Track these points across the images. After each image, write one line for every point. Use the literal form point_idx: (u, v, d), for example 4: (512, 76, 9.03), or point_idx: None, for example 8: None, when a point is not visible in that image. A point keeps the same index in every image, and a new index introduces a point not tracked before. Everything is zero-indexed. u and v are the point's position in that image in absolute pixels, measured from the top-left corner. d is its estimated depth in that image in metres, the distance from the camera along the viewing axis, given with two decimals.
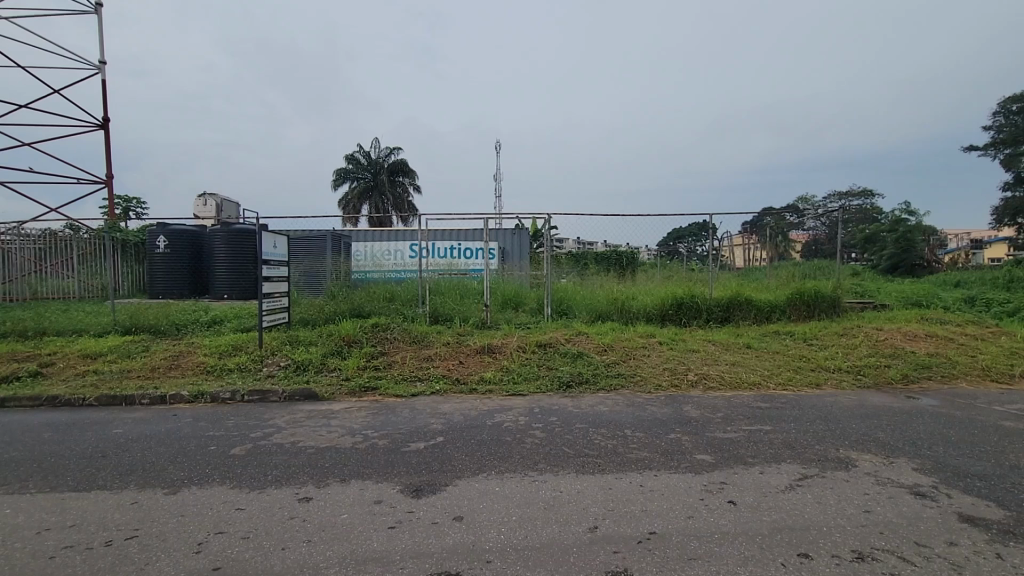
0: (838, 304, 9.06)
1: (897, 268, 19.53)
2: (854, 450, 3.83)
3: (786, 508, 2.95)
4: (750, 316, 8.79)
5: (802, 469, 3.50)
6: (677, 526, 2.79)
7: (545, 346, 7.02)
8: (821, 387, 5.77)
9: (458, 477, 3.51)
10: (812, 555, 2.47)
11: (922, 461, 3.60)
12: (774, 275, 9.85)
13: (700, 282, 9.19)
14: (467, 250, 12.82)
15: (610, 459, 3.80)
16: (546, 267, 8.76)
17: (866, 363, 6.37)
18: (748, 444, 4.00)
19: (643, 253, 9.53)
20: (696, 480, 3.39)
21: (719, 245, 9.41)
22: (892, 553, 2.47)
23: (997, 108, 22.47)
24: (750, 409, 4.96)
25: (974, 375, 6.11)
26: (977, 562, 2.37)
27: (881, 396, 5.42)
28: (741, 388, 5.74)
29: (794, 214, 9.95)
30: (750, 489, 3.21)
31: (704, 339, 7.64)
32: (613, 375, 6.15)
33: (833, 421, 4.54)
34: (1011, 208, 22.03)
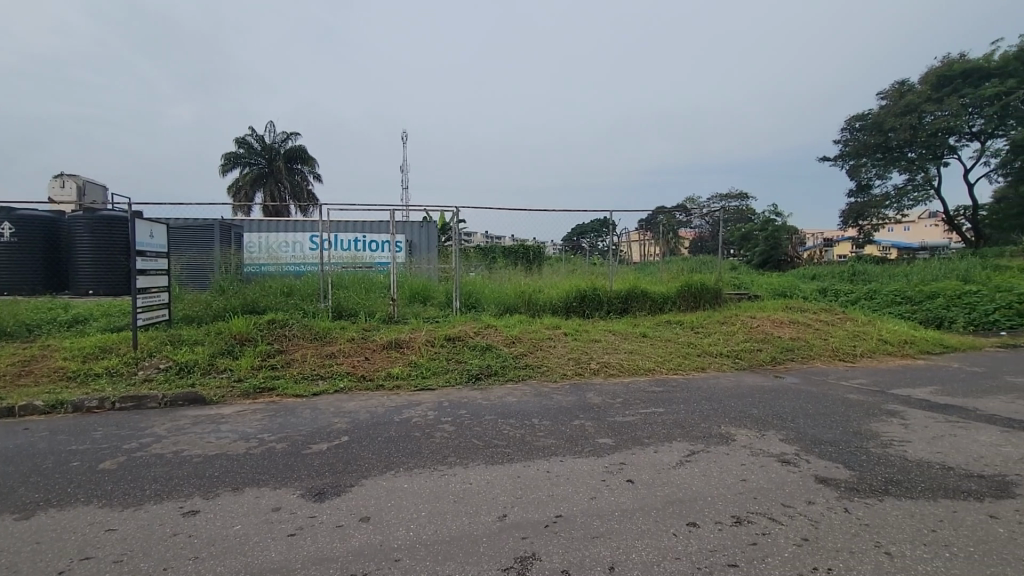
0: (720, 295, 10.01)
1: (767, 263, 22.10)
2: (733, 426, 4.28)
3: (677, 482, 3.23)
4: (646, 307, 9.43)
5: (690, 446, 3.84)
6: (582, 507, 2.95)
7: (454, 339, 7.00)
8: (706, 370, 6.38)
9: (364, 477, 3.41)
10: (699, 524, 2.73)
11: (787, 432, 4.11)
12: (666, 268, 10.66)
13: (601, 277, 9.68)
14: (373, 243, 12.48)
15: (518, 448, 3.89)
16: (455, 260, 8.71)
17: (743, 348, 7.13)
18: (644, 426, 4.31)
19: (549, 247, 10.07)
20: (598, 462, 3.59)
21: (618, 242, 9.98)
22: (763, 515, 2.80)
23: (844, 125, 25.98)
24: (645, 394, 5.34)
25: (826, 355, 7.08)
26: (828, 517, 2.76)
27: (754, 376, 6.12)
28: (638, 373, 6.19)
29: (683, 213, 10.90)
30: (646, 467, 3.47)
31: (605, 330, 8.07)
32: (521, 366, 6.29)
33: (716, 401, 5.03)
34: (855, 212, 25.69)
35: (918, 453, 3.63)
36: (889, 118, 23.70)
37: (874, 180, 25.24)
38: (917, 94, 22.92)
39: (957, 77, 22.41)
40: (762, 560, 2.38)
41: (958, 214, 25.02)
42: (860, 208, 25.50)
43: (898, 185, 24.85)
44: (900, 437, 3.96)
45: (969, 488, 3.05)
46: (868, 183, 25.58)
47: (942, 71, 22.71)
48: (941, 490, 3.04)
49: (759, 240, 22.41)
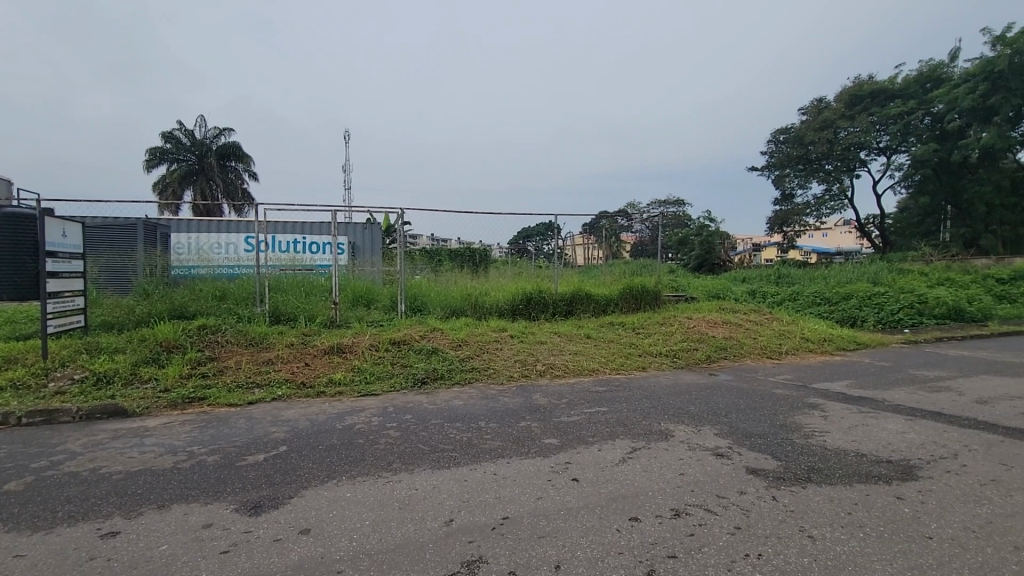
0: (659, 297, 10.40)
1: (702, 266, 23.29)
2: (671, 422, 4.47)
3: (619, 479, 3.33)
4: (590, 309, 9.66)
5: (632, 443, 3.98)
6: (528, 508, 2.98)
7: (399, 343, 6.89)
8: (646, 369, 6.62)
9: (304, 487, 3.29)
10: (641, 518, 2.83)
11: (721, 427, 4.34)
12: (609, 271, 10.98)
13: (546, 279, 9.83)
14: (313, 245, 12.12)
15: (464, 451, 3.89)
16: (399, 262, 8.56)
17: (681, 347, 7.45)
18: (588, 425, 4.42)
19: (495, 250, 10.10)
20: (544, 463, 3.64)
21: (563, 245, 10.18)
22: (700, 506, 2.95)
23: (770, 137, 27.80)
24: (589, 393, 5.48)
25: (756, 353, 7.54)
26: (759, 505, 2.94)
27: (691, 374, 6.43)
28: (583, 373, 6.34)
29: (624, 218, 11.28)
30: (591, 465, 3.55)
31: (551, 332, 8.20)
32: (467, 369, 6.27)
33: (656, 399, 5.24)
34: (780, 219, 27.52)
35: (835, 442, 3.93)
36: (808, 132, 25.57)
37: (796, 189, 27.27)
38: (832, 111, 24.85)
39: (866, 97, 24.52)
40: (699, 550, 2.50)
41: (868, 222, 27.36)
42: (784, 216, 27.35)
43: (817, 195, 26.86)
44: (820, 428, 4.28)
45: (879, 473, 3.35)
46: (791, 193, 27.49)
47: (854, 91, 24.76)
48: (856, 476, 3.31)
49: (695, 244, 23.54)
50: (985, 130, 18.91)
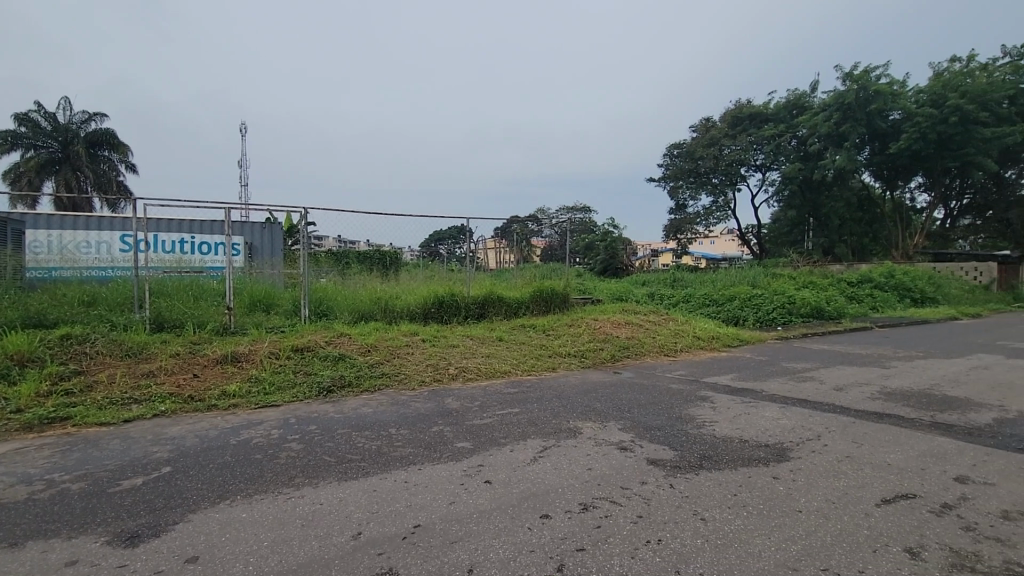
0: (567, 299, 10.79)
1: (606, 270, 24.54)
2: (579, 420, 4.65)
3: (531, 478, 3.41)
4: (502, 312, 9.77)
5: (543, 442, 4.09)
6: (440, 514, 2.95)
7: (302, 349, 6.52)
8: (556, 369, 6.84)
9: (192, 511, 3.00)
10: (551, 515, 2.91)
11: (624, 421, 4.60)
12: (520, 274, 11.18)
13: (459, 282, 9.83)
14: (204, 245, 11.09)
15: (374, 460, 3.77)
16: (302, 265, 8.11)
17: (588, 348, 7.79)
18: (500, 427, 4.47)
19: (406, 253, 9.90)
20: (456, 467, 3.63)
21: (475, 248, 10.25)
22: (607, 499, 3.10)
23: (666, 151, 30.03)
24: (501, 395, 5.56)
25: (655, 351, 8.09)
26: (659, 493, 3.16)
27: (597, 373, 6.75)
28: (495, 376, 6.40)
29: (534, 223, 11.68)
30: (503, 467, 3.60)
31: (463, 335, 8.21)
32: (377, 375, 6.08)
33: (565, 398, 5.43)
34: (674, 227, 29.79)
35: (723, 431, 4.32)
36: (698, 148, 27.99)
37: (688, 200, 29.68)
38: (718, 130, 27.37)
39: (746, 118, 27.30)
40: (605, 540, 2.63)
41: (748, 231, 30.40)
42: (678, 224, 29.66)
43: (706, 206, 29.41)
44: (709, 418, 4.70)
45: (758, 456, 3.74)
46: (683, 203, 29.87)
47: (735, 113, 27.48)
48: (739, 460, 3.67)
49: (599, 248, 24.73)
50: (838, 153, 21.78)
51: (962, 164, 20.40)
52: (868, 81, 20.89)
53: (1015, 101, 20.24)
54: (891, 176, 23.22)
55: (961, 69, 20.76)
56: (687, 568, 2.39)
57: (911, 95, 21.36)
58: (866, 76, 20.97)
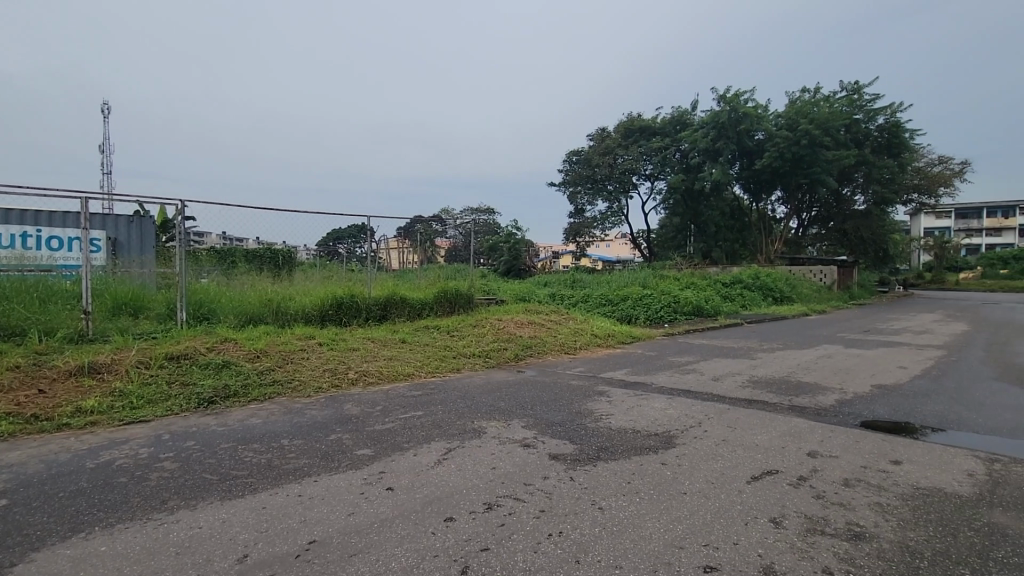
0: (472, 300, 10.80)
1: (510, 271, 24.93)
2: (484, 420, 4.68)
3: (434, 481, 3.37)
4: (404, 313, 9.54)
5: (447, 443, 4.07)
6: (338, 527, 2.81)
7: (178, 357, 5.88)
8: (461, 370, 6.83)
9: (36, 550, 2.58)
10: (455, 517, 2.90)
11: (528, 419, 4.71)
12: (424, 275, 11.02)
13: (359, 283, 9.45)
14: (53, 239, 9.54)
15: (263, 475, 3.50)
16: (179, 263, 7.31)
17: (492, 347, 7.88)
18: (403, 431, 4.37)
19: (301, 251, 9.32)
20: (356, 475, 3.48)
21: (376, 248, 9.94)
22: (510, 496, 3.15)
23: (565, 157, 31.27)
24: (405, 398, 5.43)
25: (556, 349, 8.39)
26: (559, 487, 3.28)
27: (501, 372, 6.85)
28: (398, 379, 6.23)
29: (438, 223, 11.62)
30: (405, 472, 3.52)
31: (364, 337, 7.91)
32: (267, 383, 5.64)
33: (470, 398, 5.44)
34: (574, 230, 31.12)
35: (618, 423, 4.59)
36: (595, 155, 29.47)
37: (586, 205, 31.14)
38: (612, 140, 29.05)
39: (637, 131, 29.23)
40: (508, 538, 2.68)
41: (639, 235, 32.60)
42: (577, 228, 31.04)
43: (602, 211, 31.05)
44: (606, 411, 4.96)
45: (648, 444, 4.02)
46: (582, 208, 31.30)
47: (627, 124, 29.30)
48: (632, 450, 3.91)
49: (503, 250, 25.09)
50: (714, 167, 24.10)
51: (811, 181, 23.53)
52: (738, 104, 23.34)
53: (850, 130, 23.78)
54: (757, 190, 26.16)
55: (809, 99, 23.96)
56: (586, 557, 2.50)
57: (772, 118, 24.23)
58: (736, 99, 23.43)
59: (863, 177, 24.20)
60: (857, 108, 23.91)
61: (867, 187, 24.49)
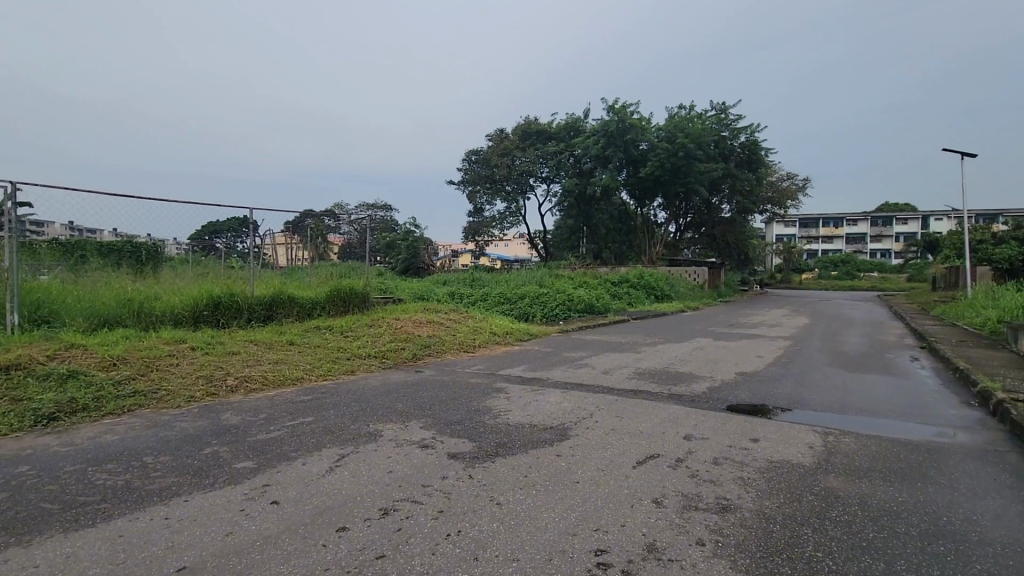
0: (368, 299, 10.39)
1: (408, 270, 24.41)
2: (380, 422, 4.54)
3: (325, 490, 3.20)
4: (292, 313, 8.93)
5: (339, 449, 3.88)
6: (213, 549, 2.56)
7: (7, 368, 4.99)
8: (355, 372, 6.54)
9: None
10: (349, 526, 2.78)
11: (426, 419, 4.65)
12: (315, 274, 10.45)
13: (240, 281, 8.69)
14: None
15: (121, 499, 3.08)
16: (9, 257, 6.20)
17: (389, 348, 7.65)
18: (290, 439, 4.09)
19: (171, 245, 8.36)
20: (235, 491, 3.19)
21: (260, 243, 9.22)
22: (408, 500, 3.08)
23: (464, 156, 31.40)
24: (293, 404, 5.08)
25: (456, 348, 8.35)
26: (457, 486, 3.27)
27: (398, 372, 6.68)
28: (285, 384, 5.79)
29: (330, 219, 11.11)
30: (292, 483, 3.30)
31: (245, 340, 7.28)
32: (126, 395, 4.97)
33: (365, 401, 5.23)
34: (473, 229, 31.31)
35: (515, 419, 4.69)
36: (493, 156, 29.91)
37: (485, 204, 31.49)
38: (511, 142, 29.58)
39: (533, 134, 30.10)
40: (406, 542, 2.62)
41: (536, 236, 33.63)
42: (475, 227, 31.27)
43: (500, 211, 31.53)
44: (504, 408, 5.05)
45: (544, 438, 4.16)
46: (480, 207, 31.62)
47: (524, 127, 30.07)
48: (528, 444, 4.02)
49: (401, 248, 24.49)
50: (604, 173, 25.54)
51: (687, 190, 25.86)
52: (625, 115, 24.88)
53: (718, 145, 26.47)
54: (641, 196, 28.17)
55: (685, 115, 26.27)
56: (484, 553, 2.52)
57: (654, 130, 26.21)
58: (623, 110, 24.99)
59: (729, 188, 27.09)
60: (724, 125, 26.66)
61: (732, 197, 27.46)
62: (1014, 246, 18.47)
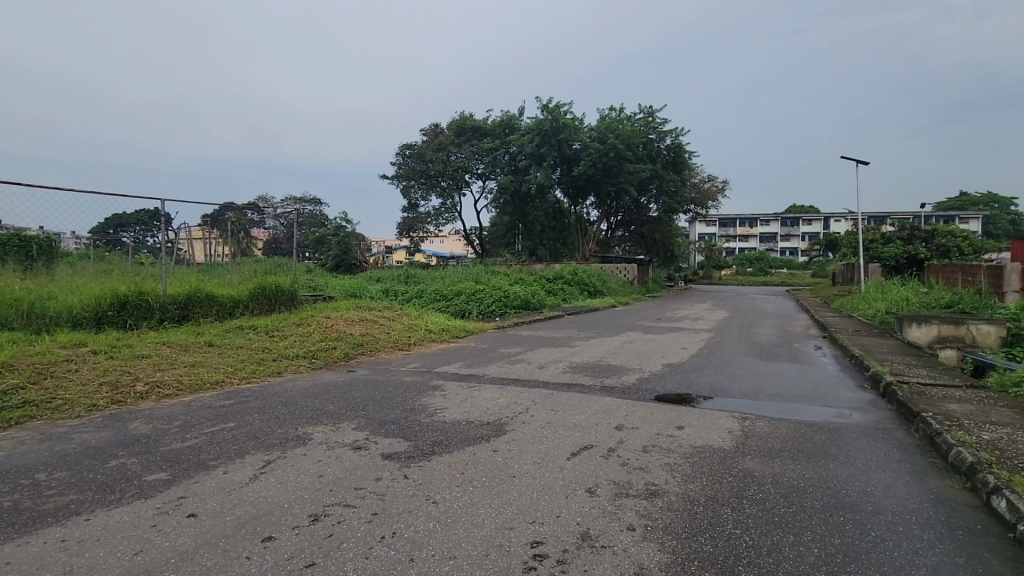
0: (295, 297, 9.88)
1: (339, 266, 23.55)
2: (310, 425, 4.35)
3: (249, 499, 3.02)
4: (211, 313, 8.31)
5: (265, 455, 3.67)
6: (120, 571, 2.35)
7: None
8: (282, 374, 6.22)
9: None
10: (276, 535, 2.64)
11: (359, 420, 4.50)
12: (236, 270, 9.84)
13: (150, 278, 8.00)
14: None
15: (7, 523, 2.74)
16: None
17: (318, 347, 7.34)
18: (210, 447, 3.82)
19: (67, 239, 7.57)
20: (145, 506, 2.94)
21: (174, 237, 8.55)
22: (339, 504, 2.98)
23: (398, 150, 30.77)
24: (212, 409, 4.76)
25: (390, 346, 8.17)
26: (393, 487, 3.20)
27: (329, 373, 6.43)
28: (203, 389, 5.41)
29: (253, 213, 10.64)
30: (212, 494, 3.08)
31: (157, 342, 6.71)
32: (14, 406, 4.44)
33: (293, 403, 5.00)
34: (407, 225, 30.70)
35: (451, 416, 4.65)
36: (428, 151, 29.49)
37: (419, 200, 30.99)
38: (445, 138, 29.25)
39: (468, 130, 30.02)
40: (337, 548, 2.53)
41: (471, 233, 33.54)
42: (410, 223, 30.69)
43: (435, 206, 31.16)
44: (440, 405, 5.00)
45: (480, 434, 4.16)
46: (415, 203, 31.08)
47: (459, 123, 29.89)
48: (464, 441, 4.01)
49: (332, 244, 23.60)
50: (538, 171, 25.80)
51: (617, 189, 26.76)
52: (559, 114, 25.30)
53: (647, 147, 27.54)
54: (574, 194, 28.80)
55: (615, 117, 27.11)
56: (420, 554, 2.48)
57: (586, 130, 26.83)
58: (557, 110, 25.34)
59: (656, 189, 28.33)
60: (651, 128, 27.74)
61: (658, 197, 28.72)
62: (899, 244, 20.70)
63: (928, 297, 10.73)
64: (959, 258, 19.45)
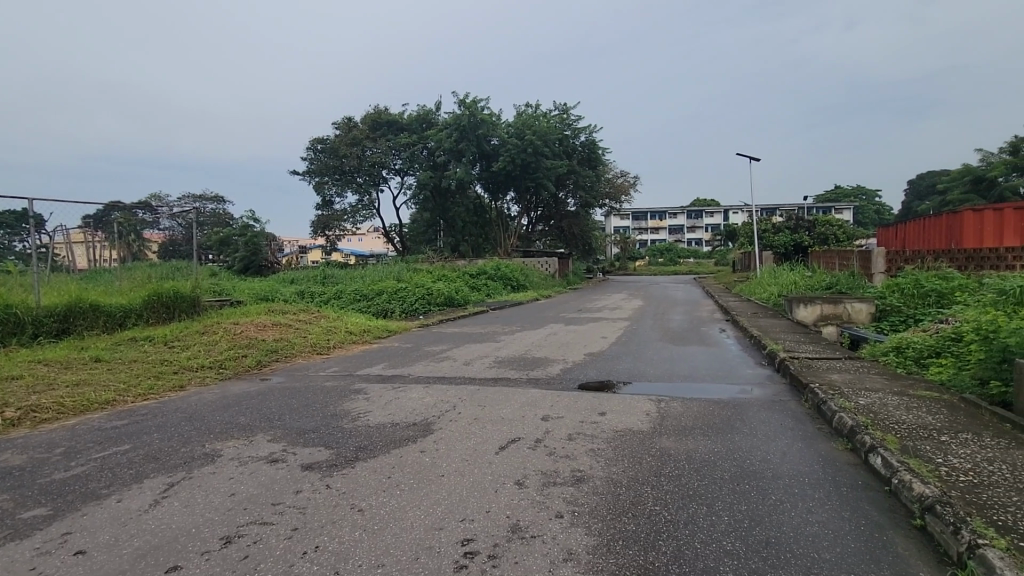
0: (198, 303, 9.08)
1: (248, 268, 21.98)
2: (219, 441, 4.04)
3: (149, 528, 2.75)
4: (96, 325, 7.44)
5: (167, 478, 3.36)
6: None
7: None
8: (185, 387, 5.72)
9: None
10: (182, 564, 2.43)
11: (275, 431, 4.25)
12: (126, 276, 8.89)
13: (19, 289, 7.04)
14: None
15: None
16: None
17: (226, 356, 6.82)
18: (101, 474, 3.43)
19: None
20: (22, 547, 2.58)
21: (48, 241, 7.57)
22: (255, 523, 2.79)
23: (309, 145, 29.28)
24: (102, 432, 4.27)
25: (307, 351, 7.77)
26: (314, 499, 3.05)
27: (240, 383, 6.00)
28: (90, 409, 4.84)
29: (144, 212, 9.44)
30: (104, 526, 2.77)
31: (29, 361, 5.90)
32: None
33: (199, 419, 4.61)
34: (322, 223, 29.28)
35: (376, 419, 4.51)
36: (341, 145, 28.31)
37: (334, 196, 29.64)
38: (359, 132, 28.24)
39: (384, 125, 29.18)
40: (254, 569, 2.37)
41: (391, 230, 32.69)
42: (325, 220, 29.29)
43: (352, 203, 29.99)
44: (363, 409, 4.83)
45: (406, 436, 4.08)
46: (329, 200, 29.69)
47: (373, 117, 28.95)
48: (390, 444, 3.90)
49: (239, 244, 21.98)
50: (457, 166, 25.50)
51: (536, 184, 27.25)
52: (475, 110, 25.14)
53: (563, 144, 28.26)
54: (494, 189, 28.94)
55: (531, 113, 27.56)
56: (347, 565, 2.39)
57: (504, 126, 27.01)
58: (473, 105, 25.26)
59: (573, 184, 29.17)
60: (566, 125, 28.48)
61: (576, 192, 29.58)
62: (788, 233, 22.86)
63: (812, 280, 11.96)
64: (836, 244, 21.86)
